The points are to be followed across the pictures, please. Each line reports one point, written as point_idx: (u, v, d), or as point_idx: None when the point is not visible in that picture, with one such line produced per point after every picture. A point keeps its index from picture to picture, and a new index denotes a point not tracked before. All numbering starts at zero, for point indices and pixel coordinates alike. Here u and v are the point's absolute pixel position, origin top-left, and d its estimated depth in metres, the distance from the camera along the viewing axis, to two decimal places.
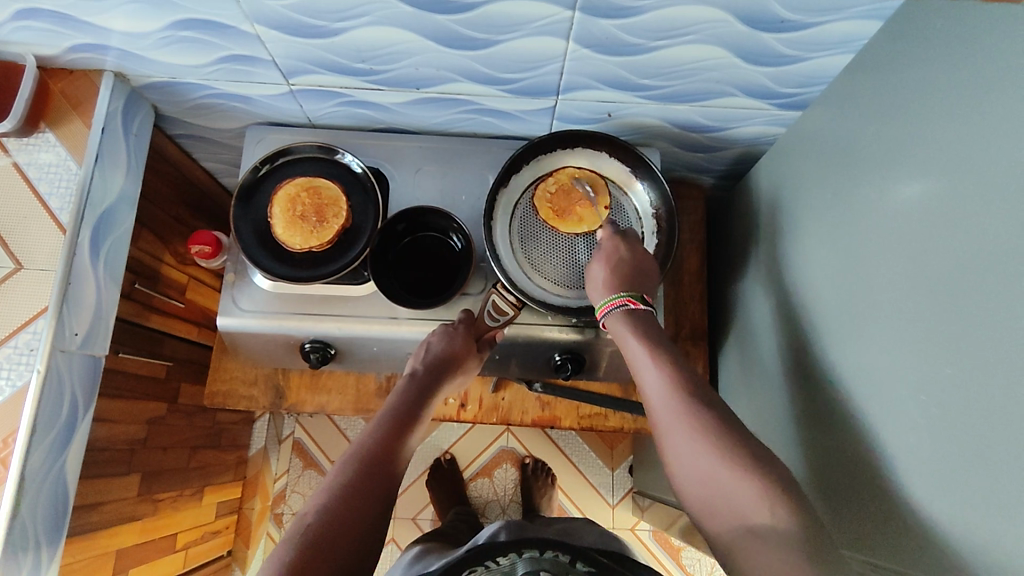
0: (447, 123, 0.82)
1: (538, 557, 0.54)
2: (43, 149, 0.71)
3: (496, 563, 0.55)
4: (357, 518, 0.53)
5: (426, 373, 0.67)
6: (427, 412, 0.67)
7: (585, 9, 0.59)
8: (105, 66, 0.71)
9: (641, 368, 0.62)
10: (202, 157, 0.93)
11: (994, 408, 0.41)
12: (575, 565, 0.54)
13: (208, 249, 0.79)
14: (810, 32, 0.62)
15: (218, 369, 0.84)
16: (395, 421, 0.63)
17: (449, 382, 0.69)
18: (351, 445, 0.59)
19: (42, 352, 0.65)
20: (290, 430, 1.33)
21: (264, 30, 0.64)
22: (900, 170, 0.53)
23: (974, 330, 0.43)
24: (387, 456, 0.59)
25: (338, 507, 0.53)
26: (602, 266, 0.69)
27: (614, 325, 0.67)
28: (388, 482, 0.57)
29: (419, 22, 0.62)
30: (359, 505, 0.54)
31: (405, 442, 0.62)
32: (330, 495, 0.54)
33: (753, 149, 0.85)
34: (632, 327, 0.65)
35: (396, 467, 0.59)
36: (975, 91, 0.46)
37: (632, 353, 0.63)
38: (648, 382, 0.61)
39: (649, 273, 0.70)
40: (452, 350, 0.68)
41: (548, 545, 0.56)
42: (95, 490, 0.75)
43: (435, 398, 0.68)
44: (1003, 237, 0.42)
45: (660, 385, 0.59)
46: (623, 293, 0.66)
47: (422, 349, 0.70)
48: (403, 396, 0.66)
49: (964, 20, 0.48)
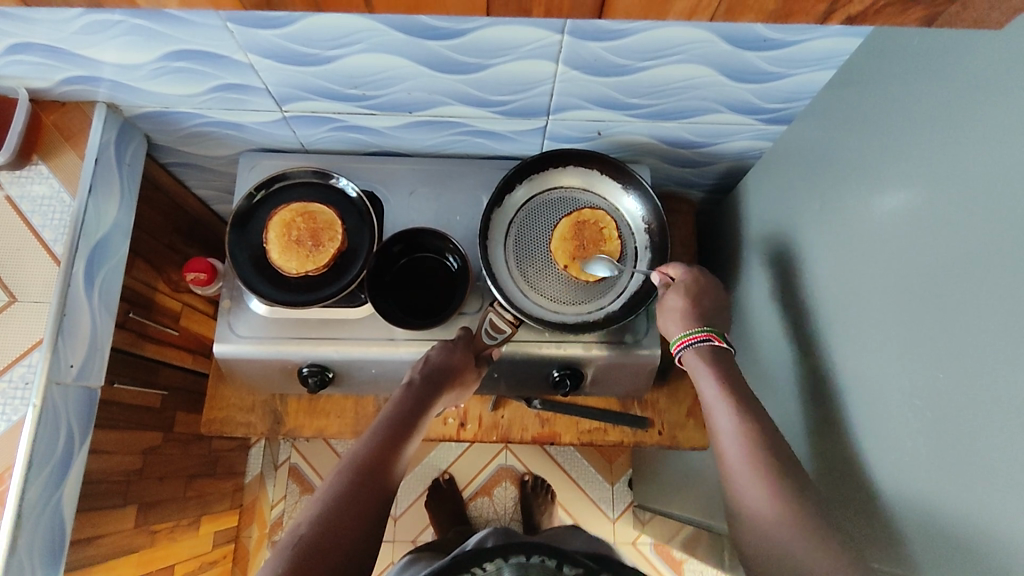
0: (439, 145, 0.83)
1: (525, 562, 0.55)
2: (35, 181, 0.71)
3: (484, 570, 0.54)
4: (351, 528, 0.53)
5: (422, 382, 0.67)
6: (423, 423, 0.66)
7: (573, 33, 0.60)
8: (97, 97, 0.72)
9: (715, 410, 0.64)
10: (194, 184, 0.93)
11: (988, 412, 0.42)
12: (561, 569, 0.54)
13: (204, 276, 0.79)
14: (791, 50, 0.63)
15: (215, 397, 0.83)
16: (391, 432, 0.63)
17: (446, 393, 0.69)
18: (345, 455, 0.60)
19: (38, 385, 0.65)
20: (286, 455, 1.34)
21: (256, 58, 0.64)
22: (886, 181, 0.54)
23: (964, 336, 0.44)
24: (383, 467, 0.59)
25: (332, 518, 0.53)
26: (680, 295, 0.71)
27: (693, 359, 0.69)
28: (383, 493, 0.57)
29: (411, 48, 0.63)
30: (352, 514, 0.54)
31: (401, 452, 0.62)
32: (324, 506, 0.55)
33: (740, 163, 0.87)
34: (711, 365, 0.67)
35: (392, 479, 0.59)
36: (953, 104, 0.47)
37: (710, 397, 0.65)
38: (721, 424, 0.62)
39: (721, 308, 0.73)
40: (450, 363, 0.69)
41: (536, 549, 0.56)
42: (93, 523, 0.74)
43: (433, 411, 0.68)
44: (986, 246, 0.43)
45: (732, 431, 0.61)
46: (704, 329, 0.69)
47: (420, 361, 0.70)
48: (400, 405, 0.66)
49: (935, 36, 0.50)
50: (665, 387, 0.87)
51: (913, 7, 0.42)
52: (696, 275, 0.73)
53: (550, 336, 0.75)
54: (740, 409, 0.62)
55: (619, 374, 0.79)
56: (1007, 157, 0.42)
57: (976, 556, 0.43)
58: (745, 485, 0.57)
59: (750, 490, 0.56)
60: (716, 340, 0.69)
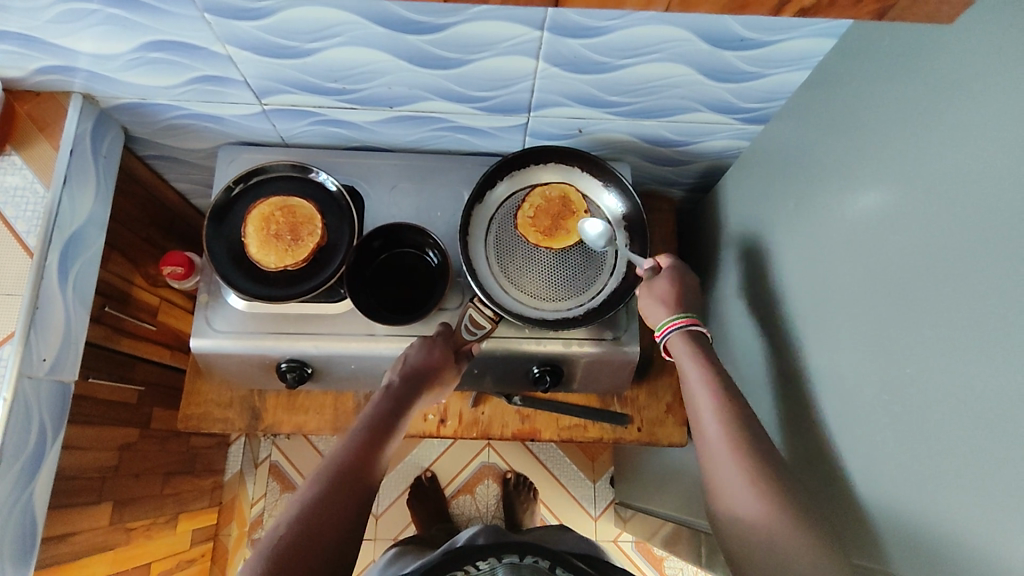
0: (420, 141, 0.83)
1: (517, 563, 0.54)
2: (7, 171, 0.69)
3: (476, 569, 0.54)
4: (330, 529, 0.53)
5: (403, 382, 0.67)
6: (404, 422, 0.66)
7: (553, 29, 0.61)
8: (73, 88, 0.71)
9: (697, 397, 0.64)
10: (173, 177, 0.92)
11: (956, 405, 0.43)
12: (554, 571, 0.53)
13: (181, 270, 0.78)
14: (768, 50, 0.64)
15: (191, 392, 0.82)
16: (371, 431, 0.63)
17: (427, 392, 0.69)
18: (325, 457, 0.59)
19: (9, 379, 0.63)
20: (266, 453, 1.30)
21: (235, 50, 0.64)
22: (859, 180, 0.55)
23: (935, 331, 0.45)
24: (362, 467, 0.59)
25: (311, 521, 0.53)
26: (665, 283, 0.73)
27: (676, 342, 0.69)
28: (363, 493, 0.57)
29: (392, 42, 0.63)
30: (332, 513, 0.54)
31: (381, 452, 0.62)
32: (303, 506, 0.54)
33: (719, 162, 0.88)
34: (693, 349, 0.67)
35: (372, 480, 0.59)
36: (923, 105, 0.48)
37: (693, 382, 0.64)
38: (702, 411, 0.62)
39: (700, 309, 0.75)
40: (429, 361, 0.69)
41: (528, 549, 0.56)
42: (67, 520, 0.73)
43: (414, 410, 0.68)
44: (953, 243, 0.44)
45: (713, 418, 0.61)
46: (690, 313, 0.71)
47: (400, 360, 0.70)
48: (380, 405, 0.66)
49: (907, 37, 0.50)
50: (644, 384, 0.87)
51: (866, 1, 0.43)
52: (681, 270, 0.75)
53: (530, 332, 0.75)
54: (721, 395, 0.62)
55: (599, 371, 0.79)
56: (974, 156, 0.43)
57: (943, 548, 0.44)
58: (725, 469, 0.57)
59: (728, 476, 0.57)
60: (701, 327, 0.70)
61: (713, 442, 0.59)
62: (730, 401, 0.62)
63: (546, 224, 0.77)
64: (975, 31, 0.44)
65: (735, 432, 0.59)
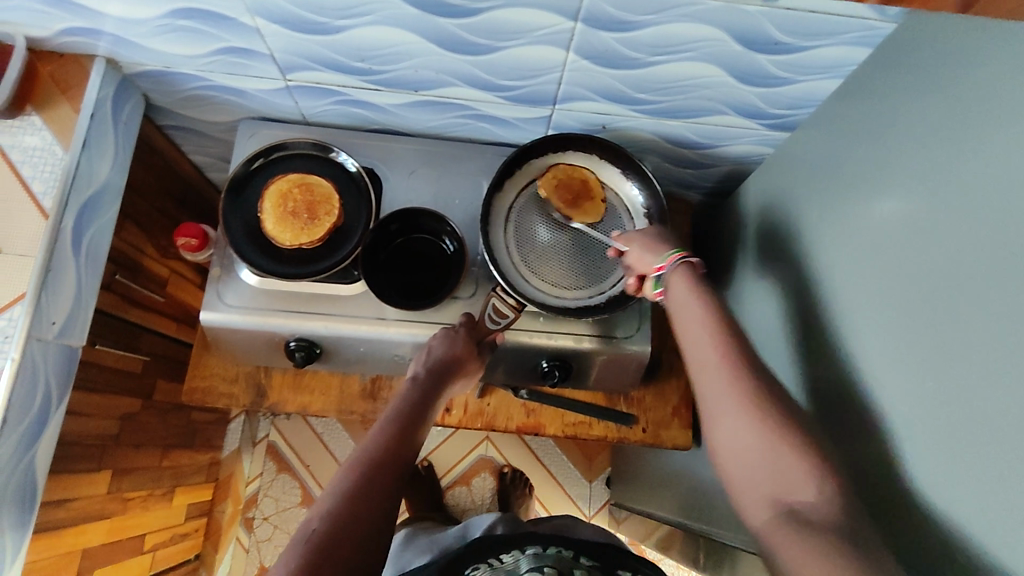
0: (442, 127, 0.82)
1: (542, 553, 0.53)
2: (26, 132, 0.69)
3: (501, 561, 0.53)
4: (364, 523, 0.53)
5: (427, 376, 0.67)
6: (430, 416, 0.66)
7: (587, 21, 0.60)
8: (97, 51, 0.70)
9: (694, 333, 0.58)
10: (190, 149, 0.91)
11: (980, 420, 0.41)
12: (579, 560, 0.53)
13: (195, 242, 0.77)
14: (802, 55, 0.63)
15: (197, 366, 0.82)
16: (400, 423, 0.62)
17: (449, 386, 0.69)
18: (356, 449, 0.59)
19: (18, 339, 0.63)
20: (265, 432, 1.30)
21: (264, 23, 0.63)
22: (883, 189, 0.54)
23: (961, 342, 0.43)
24: (393, 460, 0.58)
25: (346, 513, 0.52)
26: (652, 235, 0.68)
27: (677, 280, 0.62)
28: (394, 485, 0.57)
29: (423, 24, 0.62)
30: (367, 505, 0.54)
31: (411, 445, 0.61)
32: (336, 498, 0.54)
33: (740, 167, 0.87)
34: (692, 284, 0.61)
35: (403, 473, 0.58)
36: (955, 114, 0.47)
37: (689, 318, 0.59)
38: (700, 349, 0.57)
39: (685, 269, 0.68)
40: (453, 351, 0.69)
41: (552, 543, 0.55)
42: (66, 486, 0.73)
43: (439, 402, 0.68)
44: (980, 256, 0.43)
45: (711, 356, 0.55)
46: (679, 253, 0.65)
47: (422, 354, 0.70)
48: (406, 399, 0.66)
49: (945, 47, 0.50)
50: (651, 385, 0.87)
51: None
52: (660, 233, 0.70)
53: (543, 326, 0.75)
54: (719, 330, 0.56)
55: (611, 370, 0.79)
56: (1003, 170, 0.42)
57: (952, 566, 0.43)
58: (727, 410, 0.52)
59: (732, 417, 0.51)
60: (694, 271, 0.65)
61: (706, 362, 0.55)
62: (724, 319, 0.57)
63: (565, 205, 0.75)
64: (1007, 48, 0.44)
65: (731, 353, 0.55)
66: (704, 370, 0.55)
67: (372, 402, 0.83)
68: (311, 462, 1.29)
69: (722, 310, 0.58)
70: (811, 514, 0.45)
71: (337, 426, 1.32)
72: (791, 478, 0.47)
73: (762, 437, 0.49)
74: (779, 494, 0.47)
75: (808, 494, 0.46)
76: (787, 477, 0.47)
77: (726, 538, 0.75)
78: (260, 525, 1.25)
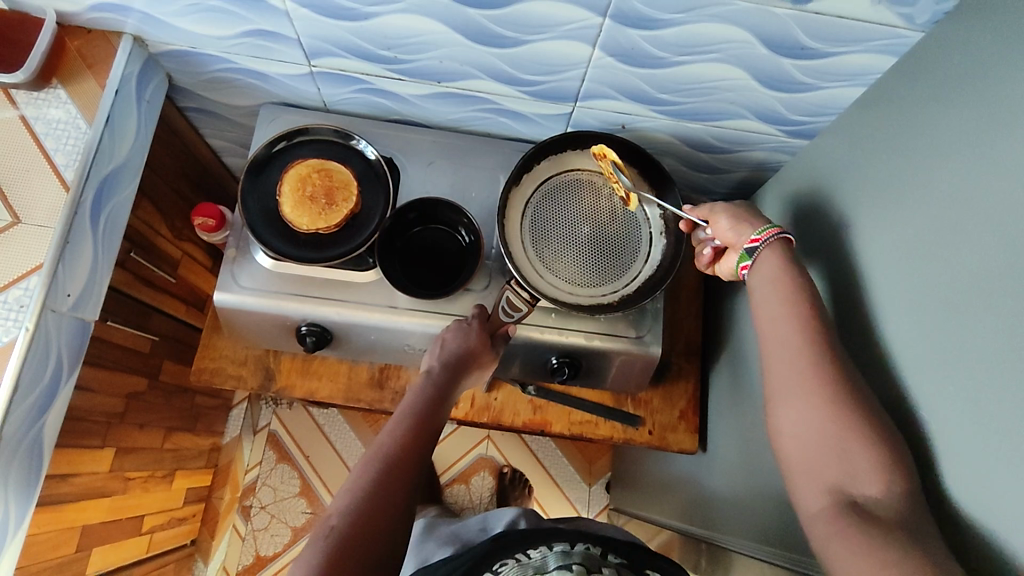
0: (462, 120, 0.82)
1: (569, 551, 0.52)
2: (52, 104, 0.69)
3: (528, 556, 0.53)
4: (382, 520, 0.53)
5: (443, 369, 0.67)
6: (447, 409, 0.66)
7: (615, 17, 0.60)
8: (125, 28, 0.71)
9: (772, 313, 0.57)
10: (209, 132, 0.92)
11: (1009, 424, 0.40)
12: (606, 557, 0.53)
13: (212, 223, 0.77)
14: (827, 62, 0.64)
15: (207, 346, 0.82)
16: (417, 419, 0.62)
17: (465, 379, 0.69)
18: (373, 444, 0.59)
19: (33, 309, 0.63)
20: (266, 421, 1.30)
21: (294, 6, 0.64)
22: (905, 196, 0.54)
23: (988, 346, 0.43)
24: (410, 455, 0.58)
25: (363, 511, 0.53)
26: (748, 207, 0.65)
27: (767, 258, 0.60)
28: (411, 480, 0.57)
29: (451, 14, 0.63)
30: (384, 502, 0.54)
31: (428, 438, 0.61)
32: (355, 494, 0.54)
33: (757, 174, 0.87)
34: (784, 263, 0.59)
35: (420, 466, 0.59)
36: (982, 122, 0.47)
37: (771, 298, 0.57)
38: (778, 329, 0.56)
39: None
40: (467, 345, 0.69)
41: (579, 539, 0.54)
42: (70, 460, 0.73)
43: (454, 395, 0.68)
44: (1005, 264, 0.43)
45: (790, 340, 0.54)
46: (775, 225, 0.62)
47: (436, 346, 0.69)
48: (421, 393, 0.65)
49: (971, 56, 0.50)
50: (659, 388, 0.87)
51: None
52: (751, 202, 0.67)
53: (554, 322, 0.75)
54: (804, 314, 0.55)
55: (620, 370, 0.79)
56: None
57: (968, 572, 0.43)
58: (798, 397, 0.52)
59: (804, 404, 0.51)
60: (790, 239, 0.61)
61: (783, 341, 0.55)
62: (807, 300, 0.56)
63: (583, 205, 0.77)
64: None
65: (811, 337, 0.54)
66: (779, 348, 0.55)
67: (380, 391, 0.83)
68: (311, 454, 1.29)
69: (809, 290, 0.56)
70: (871, 511, 0.46)
71: (338, 419, 1.31)
72: (855, 471, 0.47)
73: (831, 426, 0.49)
74: (843, 484, 0.48)
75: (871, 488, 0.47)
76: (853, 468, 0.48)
77: (727, 542, 0.75)
78: (258, 513, 1.24)
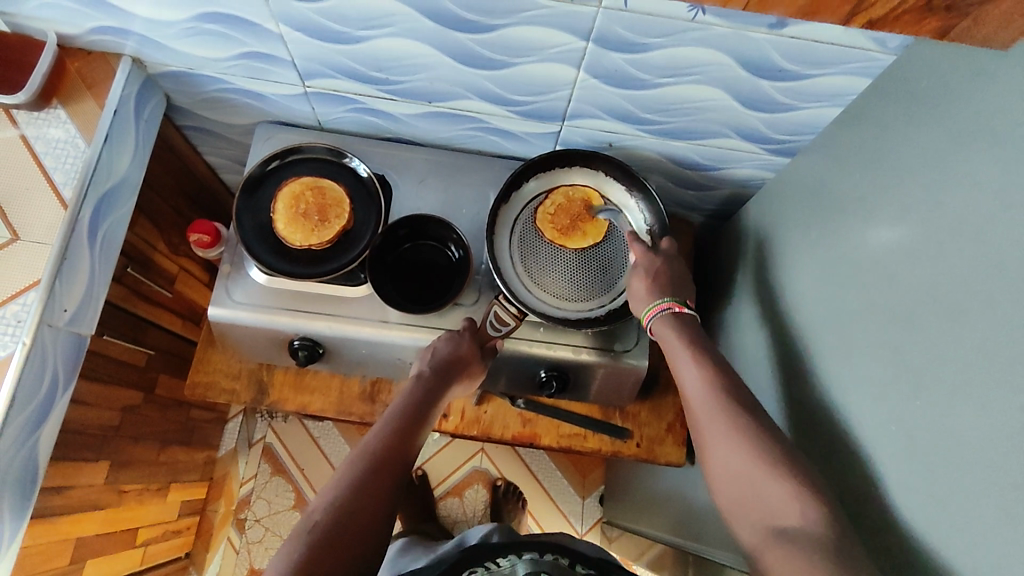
0: (452, 138, 0.84)
1: (538, 559, 0.54)
2: (53, 124, 0.71)
3: (496, 564, 0.55)
4: (363, 521, 0.55)
5: (432, 375, 0.68)
6: (432, 415, 0.68)
7: (599, 41, 0.62)
8: (124, 50, 0.73)
9: (682, 370, 0.64)
10: (206, 150, 0.94)
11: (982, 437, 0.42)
12: (574, 567, 0.54)
13: (207, 239, 0.79)
14: (805, 83, 0.66)
15: (201, 360, 0.83)
16: (403, 423, 0.64)
17: (454, 386, 0.70)
18: (359, 444, 0.61)
19: (30, 324, 0.64)
20: (261, 434, 1.31)
21: (288, 30, 0.66)
22: (882, 215, 0.56)
23: (961, 361, 0.44)
24: (394, 458, 0.60)
25: (345, 509, 0.55)
26: (641, 277, 0.71)
27: (659, 328, 0.68)
28: (393, 483, 0.59)
29: (441, 38, 0.65)
30: (366, 503, 0.56)
31: (412, 443, 0.63)
32: (338, 493, 0.56)
33: (743, 191, 0.89)
34: (678, 328, 0.67)
35: (402, 470, 0.61)
36: (950, 144, 0.49)
37: (678, 359, 0.65)
38: (689, 383, 0.62)
39: (683, 281, 0.72)
40: (457, 353, 0.70)
41: (548, 547, 0.56)
42: (65, 473, 0.74)
43: (442, 401, 0.69)
44: (974, 283, 0.44)
45: (701, 392, 0.61)
46: (665, 299, 0.69)
47: (427, 352, 0.71)
48: (408, 397, 0.67)
49: (939, 80, 0.52)
50: (648, 401, 0.88)
51: (929, 17, 0.47)
52: (655, 256, 0.72)
53: (543, 336, 0.76)
54: (708, 369, 0.62)
55: (607, 383, 0.80)
56: (995, 197, 0.44)
57: None
58: (715, 442, 0.57)
59: (719, 447, 0.57)
60: (677, 309, 0.68)
61: (701, 409, 0.60)
62: (707, 359, 0.63)
63: (564, 228, 0.78)
64: (999, 80, 0.45)
65: (717, 390, 0.60)
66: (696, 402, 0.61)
67: (371, 405, 0.84)
68: (306, 467, 1.29)
69: (705, 353, 0.64)
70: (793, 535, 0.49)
71: (333, 432, 1.32)
72: (772, 504, 0.52)
73: (750, 468, 0.54)
74: (769, 519, 0.51)
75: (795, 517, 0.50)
76: (776, 504, 0.51)
77: (716, 555, 0.75)
78: (252, 526, 1.25)
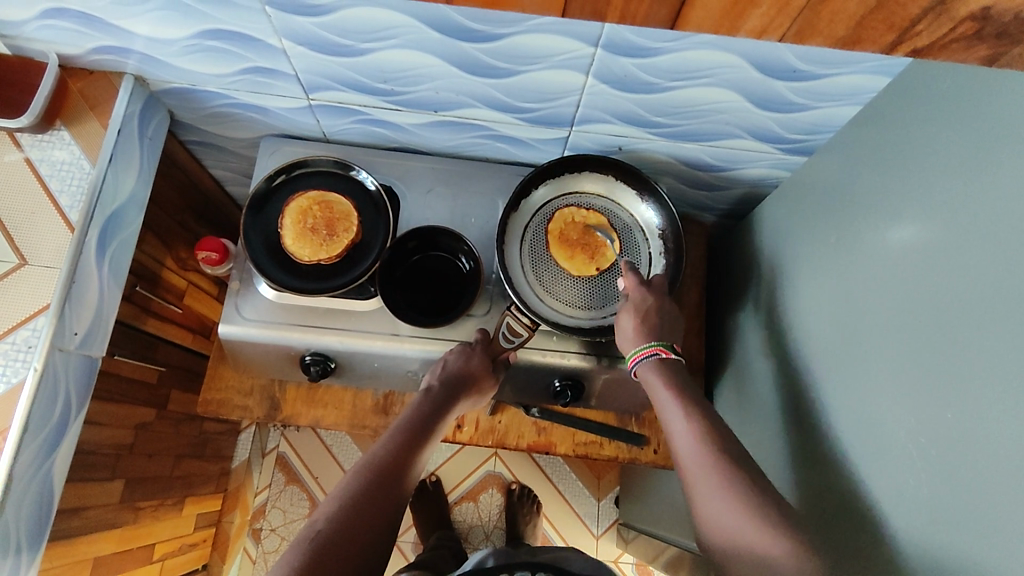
0: (458, 146, 0.83)
1: None
2: (56, 146, 0.71)
3: None
4: (365, 530, 0.55)
5: (442, 389, 0.68)
6: (439, 428, 0.68)
7: (607, 47, 0.61)
8: (126, 69, 0.72)
9: (668, 413, 0.65)
10: (212, 164, 0.93)
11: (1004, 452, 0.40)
12: None
13: (215, 257, 0.78)
14: (821, 83, 0.64)
15: (213, 377, 0.83)
16: (409, 436, 0.64)
17: (463, 400, 0.70)
18: (365, 455, 0.61)
19: (41, 349, 0.64)
20: (274, 443, 1.31)
21: (290, 44, 0.65)
22: (900, 218, 0.54)
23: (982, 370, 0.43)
24: (399, 471, 0.60)
25: (347, 518, 0.55)
26: (630, 315, 0.70)
27: (644, 373, 0.69)
28: (396, 496, 0.59)
29: (444, 47, 0.64)
30: (370, 512, 0.56)
31: (417, 458, 0.63)
32: (341, 502, 0.56)
33: (756, 190, 0.87)
34: (663, 371, 0.68)
35: (405, 483, 0.61)
36: (970, 147, 0.48)
37: (662, 402, 0.66)
38: (675, 426, 0.63)
39: (676, 323, 0.72)
40: (468, 367, 0.70)
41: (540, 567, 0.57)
42: (80, 495, 0.73)
43: (449, 415, 0.69)
44: (994, 290, 0.43)
45: (687, 436, 0.62)
46: (654, 343, 0.69)
47: (438, 365, 0.71)
48: (417, 411, 0.67)
49: (959, 80, 0.50)
50: None
51: None
52: (645, 292, 0.72)
53: (556, 345, 0.75)
54: (691, 410, 0.63)
55: (620, 390, 0.79)
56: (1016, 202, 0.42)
57: None
58: (701, 492, 0.58)
59: (707, 495, 0.57)
60: (664, 354, 0.69)
61: (686, 455, 0.61)
62: (690, 402, 0.64)
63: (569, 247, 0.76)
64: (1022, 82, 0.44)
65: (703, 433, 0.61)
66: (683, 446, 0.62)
67: (384, 418, 0.84)
68: (320, 475, 1.29)
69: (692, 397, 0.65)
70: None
71: (347, 440, 1.32)
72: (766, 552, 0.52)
73: (741, 519, 0.54)
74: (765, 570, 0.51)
75: (796, 548, 0.51)
76: (767, 557, 0.51)
77: None
78: (268, 536, 1.25)
